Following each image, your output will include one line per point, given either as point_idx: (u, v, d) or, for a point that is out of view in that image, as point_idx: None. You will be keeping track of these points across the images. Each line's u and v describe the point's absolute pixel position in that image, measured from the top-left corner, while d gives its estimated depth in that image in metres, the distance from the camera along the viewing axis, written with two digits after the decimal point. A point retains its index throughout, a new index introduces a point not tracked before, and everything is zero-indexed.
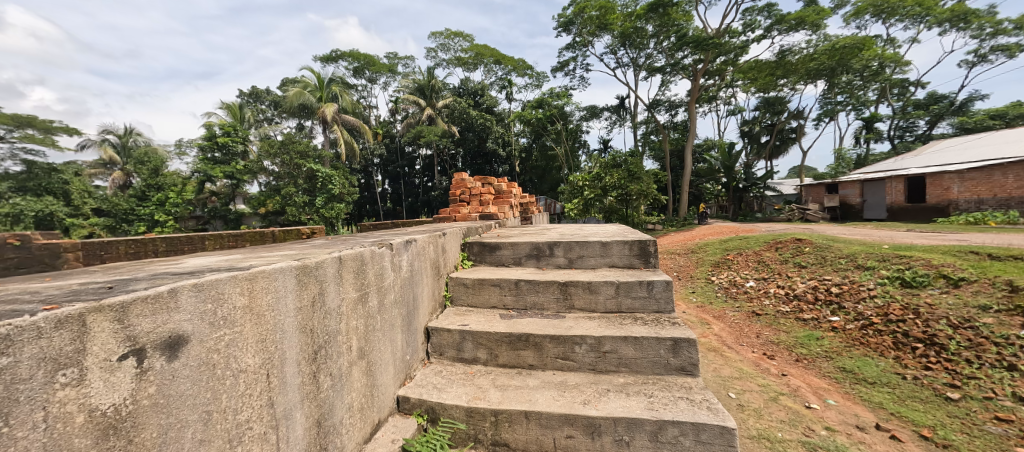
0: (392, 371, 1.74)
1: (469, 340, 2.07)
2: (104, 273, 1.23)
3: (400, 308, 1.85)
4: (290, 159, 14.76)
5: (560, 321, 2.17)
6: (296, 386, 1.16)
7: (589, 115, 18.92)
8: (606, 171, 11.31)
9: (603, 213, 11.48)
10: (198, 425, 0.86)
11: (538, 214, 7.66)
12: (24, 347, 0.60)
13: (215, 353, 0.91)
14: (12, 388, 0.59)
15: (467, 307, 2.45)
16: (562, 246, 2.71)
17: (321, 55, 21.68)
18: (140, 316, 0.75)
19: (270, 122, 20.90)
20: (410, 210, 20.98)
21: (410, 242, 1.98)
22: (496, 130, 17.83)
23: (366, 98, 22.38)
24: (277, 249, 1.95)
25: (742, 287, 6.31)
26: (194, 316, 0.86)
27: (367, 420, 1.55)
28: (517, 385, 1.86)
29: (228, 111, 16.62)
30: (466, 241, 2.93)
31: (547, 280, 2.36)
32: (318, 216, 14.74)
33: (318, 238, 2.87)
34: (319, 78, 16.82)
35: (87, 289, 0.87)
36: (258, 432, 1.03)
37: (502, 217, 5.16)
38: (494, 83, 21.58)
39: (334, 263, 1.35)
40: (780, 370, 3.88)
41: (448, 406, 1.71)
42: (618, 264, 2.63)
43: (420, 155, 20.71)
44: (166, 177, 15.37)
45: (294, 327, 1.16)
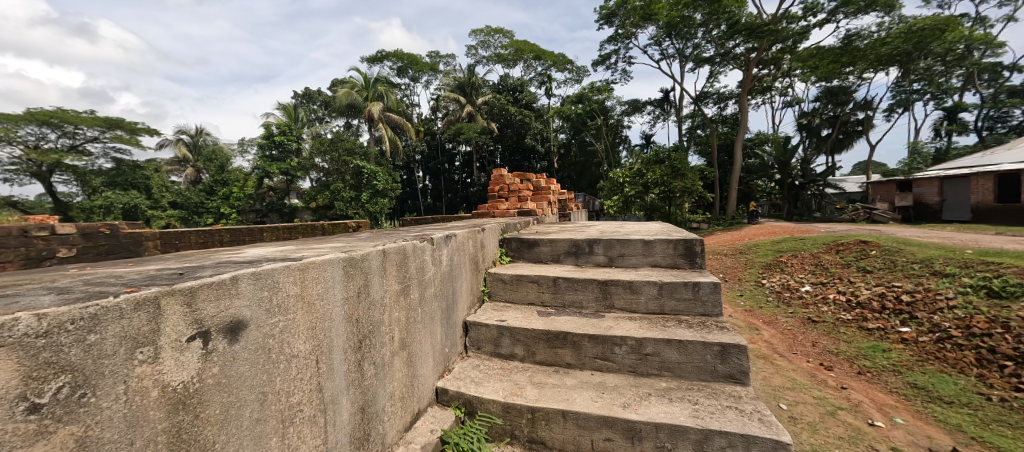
0: (431, 363, 1.78)
1: (506, 335, 2.08)
2: (176, 260, 1.35)
3: (440, 301, 1.89)
4: (339, 156, 15.48)
5: (598, 321, 2.14)
6: (342, 372, 1.21)
7: (631, 109, 18.39)
8: (648, 167, 10.97)
9: (645, 210, 11.13)
10: (255, 405, 0.92)
11: (578, 212, 7.57)
12: (108, 326, 0.66)
13: (270, 338, 0.97)
14: (99, 362, 0.65)
15: (504, 303, 2.46)
16: (602, 244, 2.66)
17: (367, 56, 22.53)
18: (205, 300, 0.81)
19: (321, 121, 22.04)
20: (449, 206, 21.49)
21: (450, 236, 2.02)
22: (535, 126, 17.88)
23: (409, 96, 23.06)
24: (326, 241, 2.04)
25: (797, 291, 5.90)
26: (253, 303, 0.92)
27: (408, 409, 1.60)
28: (554, 383, 1.85)
29: (284, 111, 17.72)
30: (505, 237, 2.94)
31: (586, 278, 2.32)
32: (363, 210, 15.40)
33: (363, 232, 2.98)
34: (365, 78, 17.50)
35: (162, 275, 0.95)
36: (308, 415, 1.08)
37: (540, 213, 5.14)
38: (533, 79, 21.50)
39: (378, 256, 1.40)
40: (839, 382, 3.60)
41: (486, 400, 1.73)
42: (661, 264, 2.54)
43: (460, 151, 21.11)
44: (230, 173, 16.69)
45: (341, 317, 1.21)
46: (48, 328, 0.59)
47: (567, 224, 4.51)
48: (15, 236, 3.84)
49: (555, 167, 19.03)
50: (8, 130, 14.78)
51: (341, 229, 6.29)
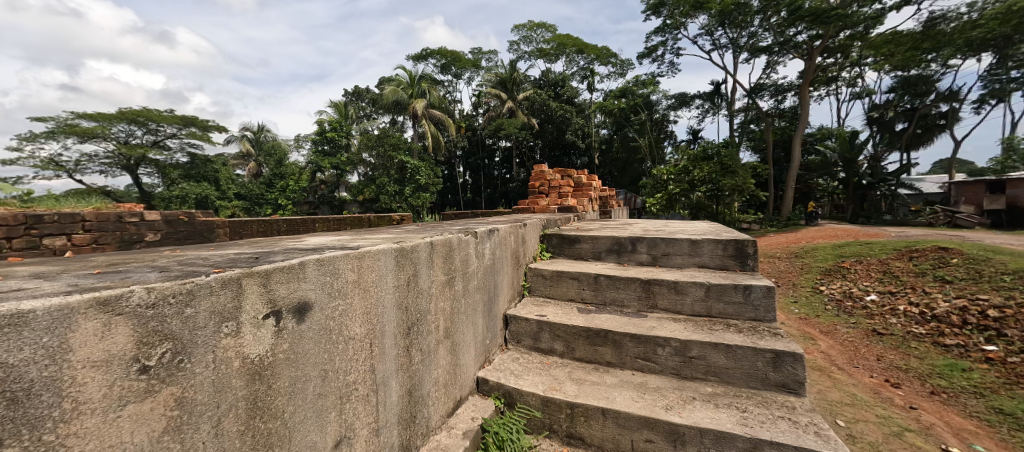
0: (473, 354, 1.83)
1: (546, 330, 2.09)
2: (249, 245, 1.48)
3: (482, 293, 1.94)
4: (384, 151, 16.09)
5: (640, 320, 2.10)
6: (392, 357, 1.28)
7: (678, 103, 17.65)
8: (695, 164, 10.47)
9: (690, 209, 10.66)
10: (318, 381, 1.01)
11: (619, 210, 7.42)
12: (202, 300, 0.74)
13: (332, 321, 1.05)
14: (195, 333, 0.73)
15: (545, 298, 2.47)
16: (646, 243, 2.59)
17: (413, 54, 23.17)
18: (278, 282, 0.89)
19: (369, 117, 22.93)
20: (488, 201, 21.75)
21: (493, 230, 2.06)
22: (576, 121, 17.68)
23: (452, 93, 23.47)
24: (376, 232, 2.14)
25: (860, 300, 5.45)
26: (318, 286, 1.00)
27: (450, 396, 1.66)
28: (594, 381, 1.84)
29: (335, 109, 18.64)
30: (545, 233, 2.95)
31: (629, 276, 2.28)
32: (406, 204, 15.92)
33: (408, 224, 3.09)
34: (410, 76, 18.02)
35: (241, 258, 1.05)
36: (362, 394, 1.15)
37: (581, 210, 5.09)
38: (576, 73, 21.17)
39: (426, 247, 1.46)
40: (907, 402, 3.31)
41: (525, 393, 1.75)
42: (709, 265, 2.44)
43: (500, 147, 21.30)
44: (288, 168, 17.80)
45: (392, 304, 1.28)
46: (156, 300, 0.67)
47: (608, 222, 4.43)
48: (112, 222, 4.19)
49: (596, 163, 18.72)
50: (104, 128, 16.65)
51: (386, 222, 6.56)
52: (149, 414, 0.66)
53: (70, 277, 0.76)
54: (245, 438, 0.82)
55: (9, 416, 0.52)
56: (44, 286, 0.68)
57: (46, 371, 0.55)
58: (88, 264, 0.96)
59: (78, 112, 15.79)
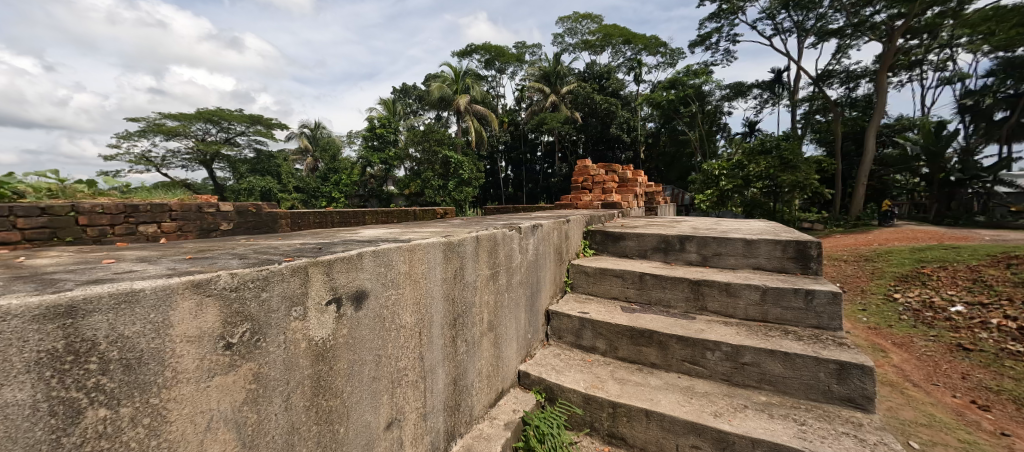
0: (515, 347, 1.86)
1: (588, 328, 2.08)
2: (311, 236, 1.59)
3: (525, 288, 1.95)
4: (430, 146, 16.57)
5: (688, 322, 2.03)
6: (440, 346, 1.33)
7: (733, 94, 16.64)
8: (751, 158, 9.90)
9: (743, 207, 10.11)
10: (372, 365, 1.07)
11: (666, 207, 7.17)
12: (275, 285, 0.81)
13: (386, 309, 1.11)
14: (269, 315, 0.80)
15: (587, 295, 2.45)
16: (695, 242, 2.49)
17: (458, 51, 23.56)
18: (339, 271, 0.95)
19: (415, 114, 23.60)
20: (530, 196, 21.73)
21: (537, 226, 2.07)
22: (622, 114, 17.24)
23: (495, 88, 23.64)
24: (424, 225, 2.21)
25: (943, 311, 4.90)
26: (373, 276, 1.06)
27: (493, 387, 1.70)
28: (637, 382, 1.80)
29: (385, 106, 19.41)
30: (589, 229, 2.93)
31: (676, 276, 2.20)
32: (450, 198, 16.30)
33: (452, 218, 3.17)
34: (456, 72, 18.35)
35: (306, 248, 1.13)
36: (411, 380, 1.21)
37: (626, 206, 4.98)
38: (622, 65, 20.56)
39: (472, 242, 1.50)
40: (997, 427, 2.95)
41: (567, 389, 1.76)
42: (765, 267, 2.31)
43: (542, 141, 21.20)
44: (341, 162, 18.75)
45: (440, 296, 1.33)
46: (238, 283, 0.75)
47: (655, 219, 4.30)
48: (194, 212, 4.64)
49: (642, 158, 18.14)
50: (185, 127, 18.47)
51: (431, 215, 6.78)
52: (232, 385, 0.73)
53: (169, 261, 0.86)
54: (309, 413, 0.90)
55: (125, 380, 0.61)
56: (148, 269, 0.78)
57: (152, 342, 0.63)
58: (180, 250, 1.09)
59: (164, 113, 17.63)
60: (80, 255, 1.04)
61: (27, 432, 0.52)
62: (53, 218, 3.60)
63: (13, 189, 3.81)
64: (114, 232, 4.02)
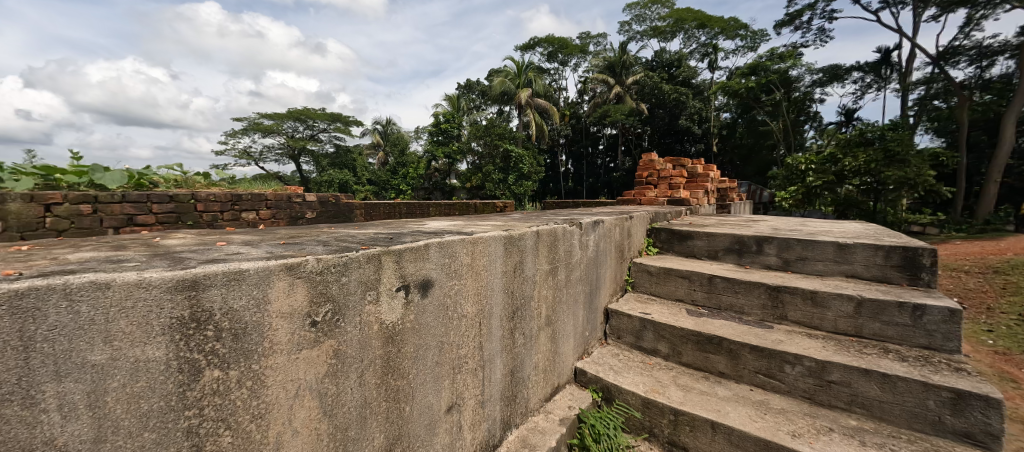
0: (572, 343, 1.85)
1: (650, 330, 2.01)
2: (382, 226, 1.70)
3: (584, 285, 1.93)
4: (491, 140, 16.79)
5: (763, 331, 1.87)
6: (498, 337, 1.37)
7: (827, 79, 14.87)
8: (847, 150, 8.73)
9: (834, 206, 9.10)
10: (435, 351, 1.13)
11: (742, 205, 6.66)
12: (353, 270, 0.89)
13: (449, 299, 1.16)
14: (346, 297, 0.88)
15: (649, 295, 2.37)
16: (776, 244, 2.29)
17: (521, 45, 23.62)
18: (408, 260, 1.02)
19: (479, 109, 24.13)
20: (590, 190, 21.32)
21: (598, 222, 2.03)
22: (693, 105, 16.23)
23: (557, 81, 23.43)
24: (485, 219, 2.26)
25: None
26: (439, 267, 1.11)
27: (549, 381, 1.71)
28: (702, 391, 1.71)
29: (450, 102, 20.07)
30: (653, 227, 2.82)
31: (751, 281, 2.05)
32: (509, 192, 16.49)
33: (513, 212, 3.22)
34: (518, 66, 18.43)
35: (378, 237, 1.22)
36: (471, 368, 1.26)
37: (695, 203, 4.71)
38: (694, 51, 19.32)
39: (533, 236, 1.52)
40: None
41: (625, 392, 1.72)
42: (861, 275, 2.06)
43: (605, 134, 20.66)
44: (408, 157, 19.72)
45: (499, 288, 1.36)
46: (323, 268, 0.83)
47: (728, 217, 4.01)
48: (285, 201, 5.18)
49: (713, 151, 16.97)
50: (278, 125, 20.61)
51: (492, 209, 6.93)
52: (317, 360, 0.82)
53: (267, 246, 0.98)
54: (380, 390, 0.98)
55: (236, 347, 0.70)
56: (252, 252, 0.89)
57: (255, 316, 0.73)
58: (275, 236, 1.22)
59: (261, 112, 19.81)
60: (200, 237, 1.23)
61: (161, 384, 0.63)
62: (178, 204, 4.19)
63: (150, 180, 4.49)
64: (223, 218, 4.61)
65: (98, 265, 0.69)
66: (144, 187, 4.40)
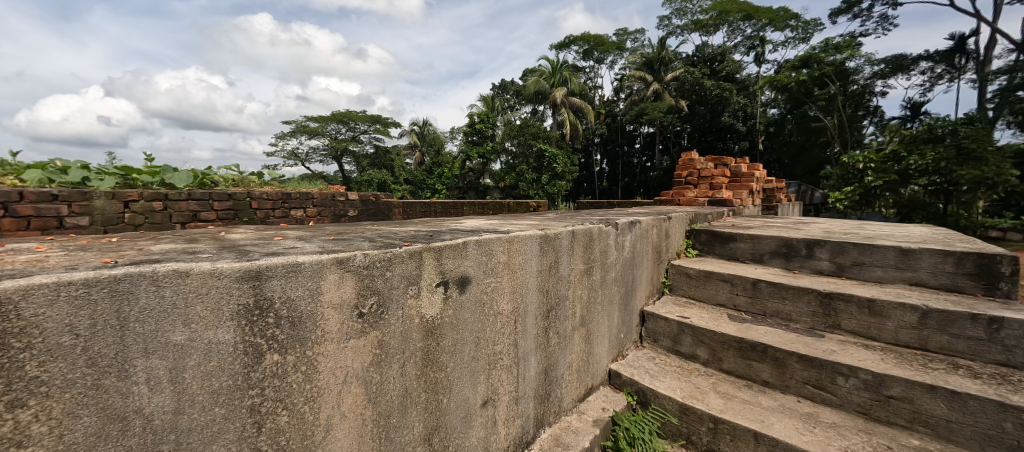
0: (607, 344, 1.84)
1: (688, 334, 1.95)
2: (422, 224, 1.76)
3: (620, 286, 1.91)
4: (525, 140, 16.84)
5: (813, 340, 1.77)
6: (533, 335, 1.38)
7: (890, 70, 13.74)
8: (913, 146, 8.05)
9: (895, 208, 8.44)
10: (472, 346, 1.16)
11: (790, 206, 6.31)
12: (396, 265, 0.93)
13: (485, 296, 1.19)
14: (391, 291, 0.93)
15: (688, 298, 2.31)
16: (828, 247, 2.16)
17: (556, 43, 23.50)
18: (448, 257, 1.05)
19: (513, 109, 24.21)
20: (626, 190, 20.90)
21: (635, 222, 2.01)
22: (737, 100, 15.56)
23: (593, 79, 23.13)
24: (521, 218, 2.29)
25: None
26: (476, 264, 1.14)
27: (583, 382, 1.71)
28: (745, 399, 1.64)
29: (485, 103, 20.29)
30: (693, 229, 2.74)
31: (800, 286, 1.94)
32: (543, 192, 16.43)
33: (548, 212, 3.23)
34: (553, 65, 18.34)
35: (419, 234, 1.27)
36: (506, 365, 1.29)
37: (738, 204, 4.52)
38: (739, 44, 18.48)
39: (568, 235, 1.52)
40: None
41: (662, 396, 1.68)
42: (926, 284, 1.90)
43: (642, 133, 20.18)
44: (444, 157, 20.04)
45: (535, 286, 1.37)
46: (369, 263, 0.87)
47: (774, 219, 3.83)
48: (329, 199, 5.45)
49: (759, 149, 16.20)
50: (322, 127, 21.67)
51: (525, 209, 6.97)
52: (362, 349, 0.88)
53: (319, 241, 1.05)
54: (420, 381, 1.02)
55: (290, 335, 0.76)
56: (306, 247, 0.95)
57: (309, 306, 0.79)
58: (325, 232, 1.30)
59: (308, 115, 20.91)
60: (258, 231, 1.32)
61: (229, 365, 0.70)
62: (236, 202, 4.50)
63: (212, 180, 4.84)
64: (275, 215, 4.90)
65: (177, 256, 0.77)
66: (207, 186, 4.75)
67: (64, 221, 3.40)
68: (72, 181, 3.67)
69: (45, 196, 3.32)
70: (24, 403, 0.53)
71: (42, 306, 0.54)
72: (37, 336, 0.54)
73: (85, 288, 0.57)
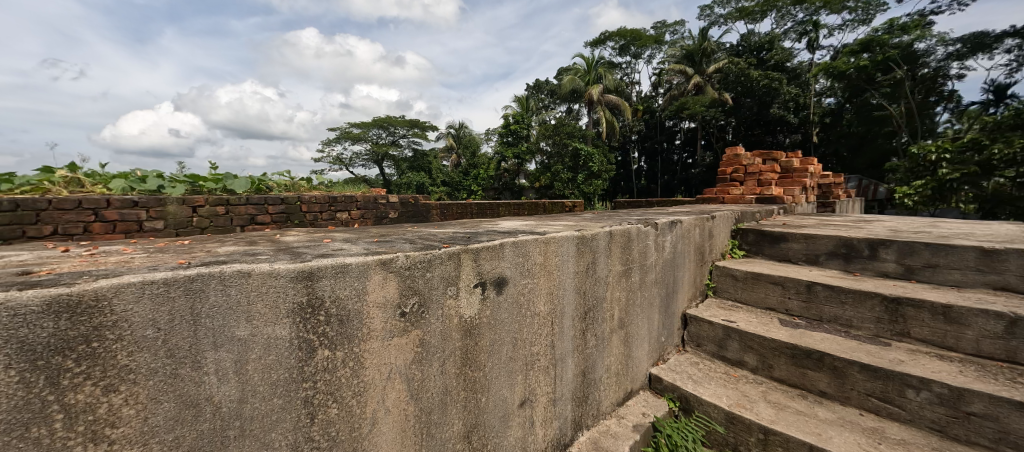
0: (647, 348, 1.80)
1: (735, 339, 1.87)
2: (460, 225, 1.79)
3: (660, 288, 1.86)
4: (561, 140, 16.79)
5: (878, 349, 1.64)
6: (570, 337, 1.38)
7: (969, 49, 12.38)
8: (997, 134, 7.19)
9: (976, 203, 7.61)
10: (509, 346, 1.17)
11: (850, 203, 5.86)
12: (434, 266, 0.96)
13: (522, 296, 1.20)
14: (430, 291, 0.96)
15: (734, 302, 2.22)
16: (895, 248, 1.99)
17: (592, 41, 23.19)
18: (485, 259, 1.07)
19: (548, 108, 24.13)
20: (666, 189, 20.22)
21: (675, 222, 1.95)
22: (788, 90, 14.66)
23: (630, 75, 22.64)
24: (557, 218, 2.29)
25: None
26: (513, 265, 1.15)
27: (622, 385, 1.68)
28: (799, 410, 1.55)
29: (520, 104, 20.35)
30: (739, 228, 2.63)
31: (861, 290, 1.81)
32: (579, 191, 16.24)
33: (585, 212, 3.20)
34: (589, 63, 18.12)
35: (457, 236, 1.29)
36: (543, 365, 1.29)
37: (791, 201, 4.25)
38: (789, 31, 17.41)
39: (605, 236, 1.50)
40: None
41: (706, 403, 1.61)
42: (1013, 288, 1.71)
43: (682, 128, 19.50)
44: (480, 159, 20.24)
45: (571, 287, 1.37)
46: (410, 264, 0.91)
47: (831, 217, 3.59)
48: (372, 202, 5.66)
49: (813, 141, 15.15)
50: (364, 133, 22.65)
51: (562, 209, 6.93)
52: (404, 347, 0.91)
53: (365, 243, 1.10)
54: (459, 379, 1.04)
55: (338, 332, 0.81)
56: (352, 248, 1.00)
57: (356, 304, 0.83)
58: (371, 235, 1.36)
59: (352, 122, 21.92)
60: (310, 234, 1.40)
61: (286, 358, 0.75)
62: (288, 206, 4.78)
63: (266, 185, 5.19)
64: (322, 218, 5.15)
65: (237, 258, 0.83)
66: (262, 191, 5.11)
67: (144, 225, 3.77)
68: (150, 189, 4.10)
69: (127, 202, 3.67)
70: (116, 387, 0.60)
71: (129, 302, 0.61)
72: (126, 330, 0.60)
73: (166, 287, 0.64)
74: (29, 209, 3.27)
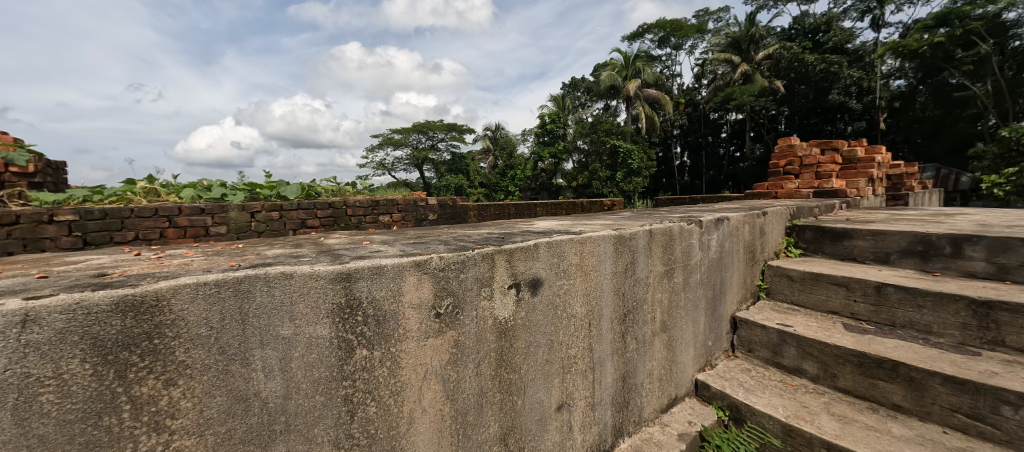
0: (692, 352, 1.72)
1: (792, 344, 1.73)
2: (496, 226, 1.79)
3: (706, 289, 1.77)
4: (598, 138, 16.53)
5: (964, 359, 1.47)
6: (609, 339, 1.34)
7: None
8: None
9: None
10: (546, 348, 1.15)
11: (926, 194, 5.29)
12: (468, 267, 0.95)
13: (558, 298, 1.17)
14: (463, 292, 0.96)
15: (790, 304, 2.07)
16: (984, 244, 1.77)
17: (630, 35, 22.67)
18: (519, 260, 1.06)
19: (584, 106, 23.79)
20: (711, 185, 19.31)
21: (722, 219, 1.85)
22: (848, 75, 13.59)
23: (670, 67, 21.91)
24: (594, 217, 2.25)
25: None
26: (548, 266, 1.13)
27: (666, 392, 1.61)
28: (868, 425, 1.41)
29: (556, 103, 20.23)
30: (795, 224, 2.45)
31: (941, 293, 1.62)
32: (618, 189, 15.85)
33: (625, 210, 3.12)
34: (626, 57, 17.73)
35: (490, 237, 1.28)
36: (580, 368, 1.26)
37: (854, 194, 3.92)
38: (850, 9, 16.06)
39: (645, 236, 1.44)
40: None
41: (760, 413, 1.50)
42: None
43: (728, 120, 18.55)
44: (516, 159, 20.23)
45: (610, 288, 1.32)
46: (444, 265, 0.91)
47: (903, 211, 3.26)
48: (412, 204, 5.84)
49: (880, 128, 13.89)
50: (405, 138, 23.42)
51: (602, 209, 6.81)
52: (438, 347, 0.91)
53: (402, 245, 1.12)
54: (495, 381, 1.04)
55: (378, 330, 0.83)
56: (389, 250, 1.01)
57: (393, 305, 0.85)
58: (409, 237, 1.39)
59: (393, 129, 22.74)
60: (351, 237, 1.45)
61: (326, 359, 0.77)
62: (334, 210, 5.02)
63: (315, 191, 5.48)
64: (366, 221, 5.36)
65: (281, 261, 0.87)
66: (313, 196, 5.38)
67: (209, 230, 4.05)
68: (214, 196, 4.44)
69: (196, 209, 3.98)
70: (175, 382, 0.64)
71: (185, 302, 0.64)
72: (182, 328, 0.64)
73: (217, 288, 0.67)
74: (115, 217, 3.63)
